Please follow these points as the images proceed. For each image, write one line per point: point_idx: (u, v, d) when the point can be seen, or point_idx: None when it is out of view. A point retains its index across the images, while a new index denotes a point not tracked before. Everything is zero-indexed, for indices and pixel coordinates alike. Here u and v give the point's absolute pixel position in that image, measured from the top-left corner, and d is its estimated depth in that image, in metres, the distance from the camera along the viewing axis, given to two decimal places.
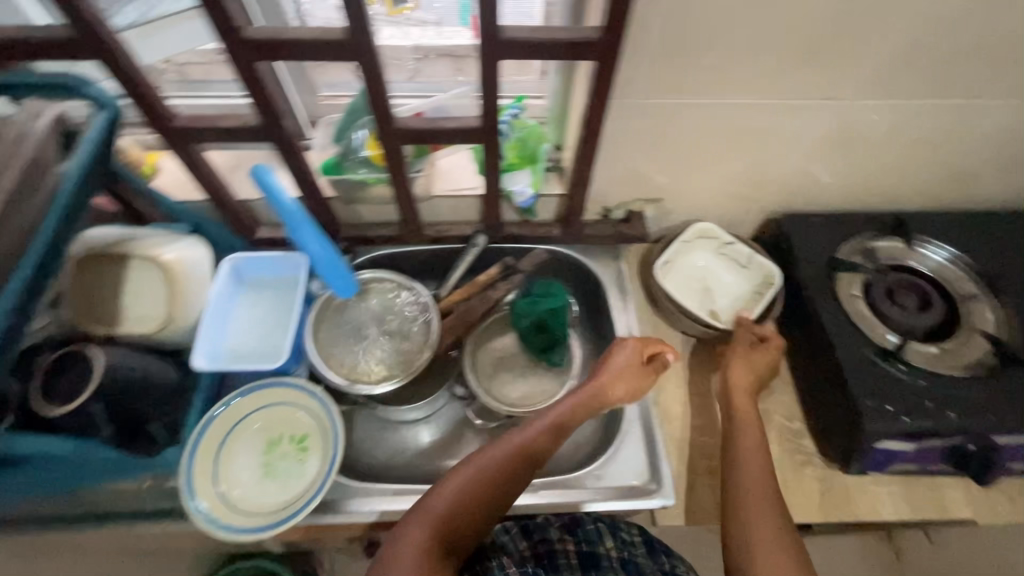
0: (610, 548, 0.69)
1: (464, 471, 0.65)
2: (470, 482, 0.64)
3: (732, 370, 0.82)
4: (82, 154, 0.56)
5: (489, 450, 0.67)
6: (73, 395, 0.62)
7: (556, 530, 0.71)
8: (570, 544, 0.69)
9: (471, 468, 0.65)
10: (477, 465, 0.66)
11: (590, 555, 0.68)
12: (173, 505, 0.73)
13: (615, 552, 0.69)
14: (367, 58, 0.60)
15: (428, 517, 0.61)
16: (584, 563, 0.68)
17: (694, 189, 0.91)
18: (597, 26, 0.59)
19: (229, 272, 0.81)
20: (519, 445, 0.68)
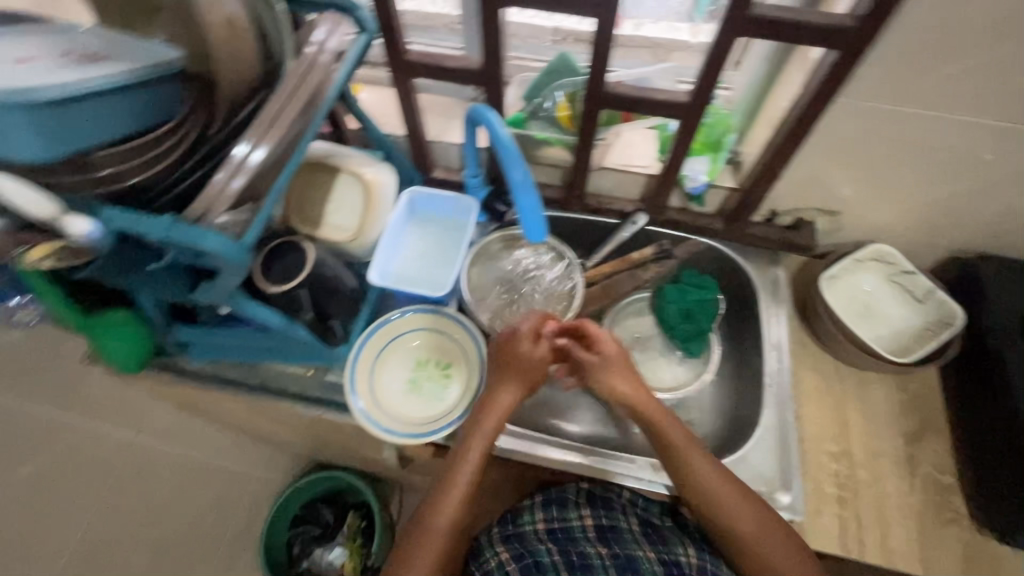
0: (630, 524, 0.78)
1: (450, 493, 0.70)
2: (457, 507, 0.70)
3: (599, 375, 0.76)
4: (344, 70, 0.58)
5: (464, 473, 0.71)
6: (283, 275, 0.69)
7: (575, 507, 0.80)
8: (586, 518, 0.78)
9: (449, 494, 0.70)
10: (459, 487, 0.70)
11: (610, 527, 0.77)
12: (332, 396, 0.82)
13: (637, 525, 0.78)
14: (607, 19, 0.62)
15: (431, 541, 0.68)
16: (602, 534, 0.76)
17: (882, 208, 0.85)
18: (854, 16, 0.57)
19: (408, 203, 0.86)
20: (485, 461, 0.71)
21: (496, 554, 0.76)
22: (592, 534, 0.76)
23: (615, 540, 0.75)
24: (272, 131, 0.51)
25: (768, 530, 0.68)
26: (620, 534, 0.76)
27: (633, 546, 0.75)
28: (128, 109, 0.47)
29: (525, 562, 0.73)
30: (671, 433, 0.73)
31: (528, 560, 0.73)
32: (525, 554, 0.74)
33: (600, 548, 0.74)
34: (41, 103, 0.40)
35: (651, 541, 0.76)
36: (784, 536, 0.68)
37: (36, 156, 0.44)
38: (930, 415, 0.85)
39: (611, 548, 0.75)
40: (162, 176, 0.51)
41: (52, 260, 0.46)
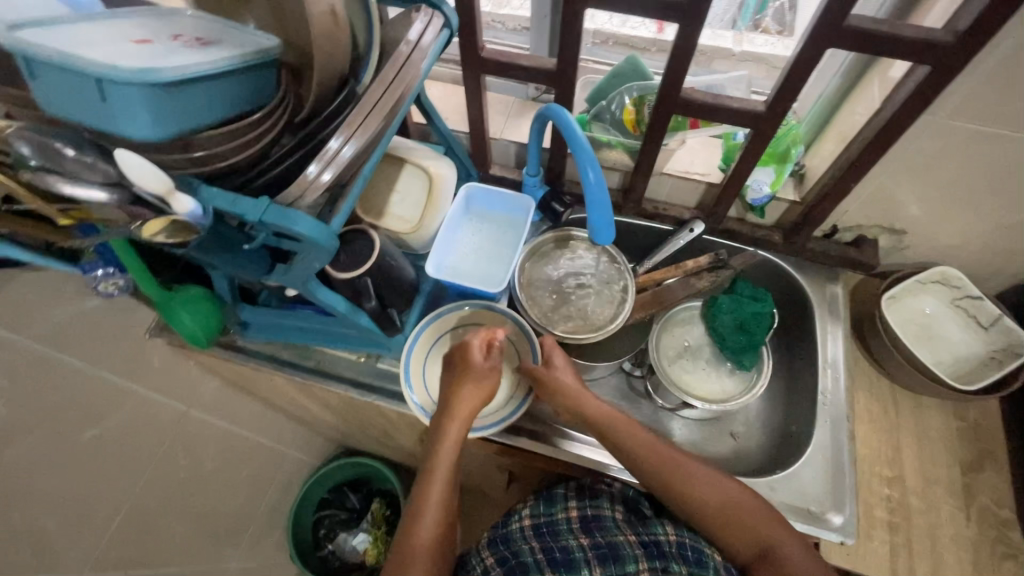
0: (614, 510, 0.78)
1: (427, 498, 0.69)
2: (437, 512, 0.68)
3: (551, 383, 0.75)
4: (426, 63, 0.59)
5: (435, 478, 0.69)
6: (350, 264, 0.70)
7: (563, 501, 0.81)
8: (570, 510, 0.79)
9: (425, 499, 0.69)
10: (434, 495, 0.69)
11: (595, 516, 0.77)
12: (385, 384, 0.84)
13: (620, 512, 0.78)
14: (691, 24, 0.62)
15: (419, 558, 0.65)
16: (585, 524, 0.77)
17: (950, 230, 0.83)
18: (950, 32, 0.56)
19: (466, 198, 0.87)
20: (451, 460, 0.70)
21: (482, 560, 0.77)
22: (575, 527, 0.77)
23: (599, 530, 0.75)
24: (364, 124, 0.52)
25: (735, 493, 0.69)
26: (603, 523, 0.76)
27: (614, 532, 0.75)
28: (231, 93, 0.48)
29: (509, 562, 0.74)
30: (618, 422, 0.74)
31: (509, 561, 0.74)
32: (509, 557, 0.75)
33: (582, 538, 0.75)
34: (160, 84, 0.41)
35: (634, 525, 0.76)
36: (752, 497, 0.69)
37: (144, 136, 0.44)
38: (987, 444, 0.84)
39: (593, 537, 0.75)
40: (251, 160, 0.52)
41: (164, 237, 0.48)
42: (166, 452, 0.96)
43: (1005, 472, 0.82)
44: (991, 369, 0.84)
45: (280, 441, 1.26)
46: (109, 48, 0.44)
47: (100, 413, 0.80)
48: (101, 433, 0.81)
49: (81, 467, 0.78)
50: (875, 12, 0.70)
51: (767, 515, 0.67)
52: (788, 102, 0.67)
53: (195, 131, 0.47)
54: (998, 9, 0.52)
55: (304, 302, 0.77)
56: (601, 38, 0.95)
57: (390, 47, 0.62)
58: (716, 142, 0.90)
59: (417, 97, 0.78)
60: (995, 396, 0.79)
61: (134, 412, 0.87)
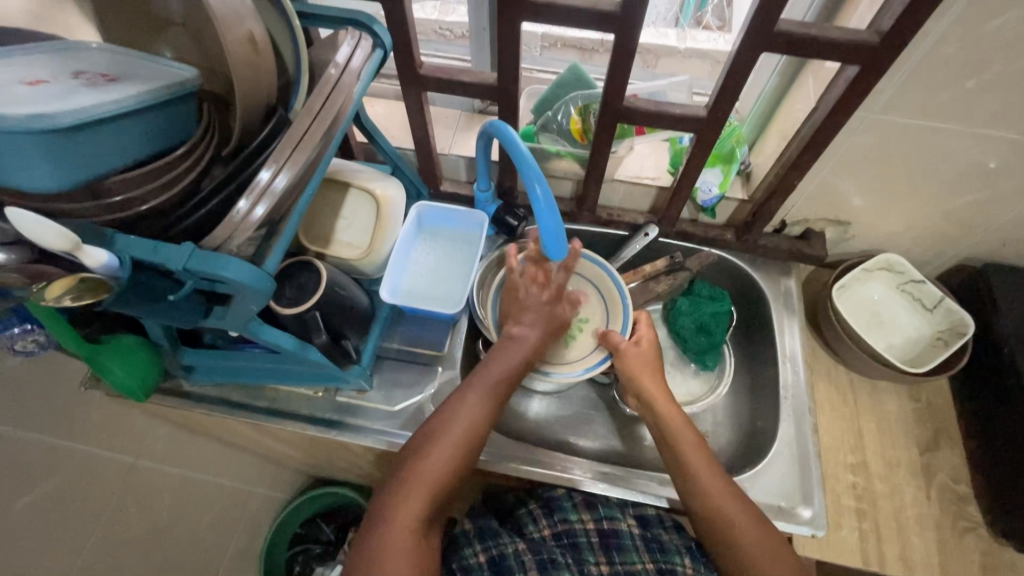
0: (631, 526, 0.79)
1: (422, 472, 0.65)
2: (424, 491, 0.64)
3: (641, 379, 0.77)
4: (359, 85, 0.56)
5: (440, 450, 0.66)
6: (298, 298, 0.68)
7: (576, 511, 0.80)
8: (588, 522, 0.79)
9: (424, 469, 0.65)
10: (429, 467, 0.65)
11: (612, 529, 0.78)
12: (345, 417, 0.80)
13: (637, 529, 0.79)
14: (629, 34, 0.62)
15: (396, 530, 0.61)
16: (605, 540, 0.78)
17: (891, 220, 0.86)
18: (874, 31, 0.58)
19: (415, 217, 0.84)
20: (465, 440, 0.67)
21: (513, 542, 0.77)
22: (595, 542, 0.78)
23: (617, 550, 0.77)
24: (296, 154, 0.49)
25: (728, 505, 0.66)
26: (621, 541, 0.77)
27: (634, 557, 0.76)
28: (144, 133, 0.44)
29: (541, 559, 0.76)
30: (667, 419, 0.74)
31: (542, 556, 0.76)
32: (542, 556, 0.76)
33: (603, 559, 0.76)
34: (56, 129, 0.38)
35: (650, 547, 0.77)
36: (752, 518, 0.65)
37: (46, 186, 0.41)
38: (941, 423, 0.87)
39: (612, 560, 0.76)
40: (175, 201, 0.48)
41: (70, 299, 0.45)
42: (116, 509, 0.89)
43: (959, 448, 0.86)
44: (940, 349, 0.88)
45: (244, 481, 1.20)
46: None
47: (33, 478, 0.74)
48: (37, 500, 0.75)
49: (16, 540, 0.72)
50: (804, 13, 0.72)
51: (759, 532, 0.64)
52: (728, 104, 0.68)
53: (105, 175, 0.43)
54: (917, 9, 0.53)
55: (250, 341, 0.73)
56: (549, 42, 0.95)
57: (321, 69, 0.59)
58: (663, 146, 0.91)
59: (357, 118, 0.75)
60: (945, 375, 0.82)
61: (74, 471, 0.80)
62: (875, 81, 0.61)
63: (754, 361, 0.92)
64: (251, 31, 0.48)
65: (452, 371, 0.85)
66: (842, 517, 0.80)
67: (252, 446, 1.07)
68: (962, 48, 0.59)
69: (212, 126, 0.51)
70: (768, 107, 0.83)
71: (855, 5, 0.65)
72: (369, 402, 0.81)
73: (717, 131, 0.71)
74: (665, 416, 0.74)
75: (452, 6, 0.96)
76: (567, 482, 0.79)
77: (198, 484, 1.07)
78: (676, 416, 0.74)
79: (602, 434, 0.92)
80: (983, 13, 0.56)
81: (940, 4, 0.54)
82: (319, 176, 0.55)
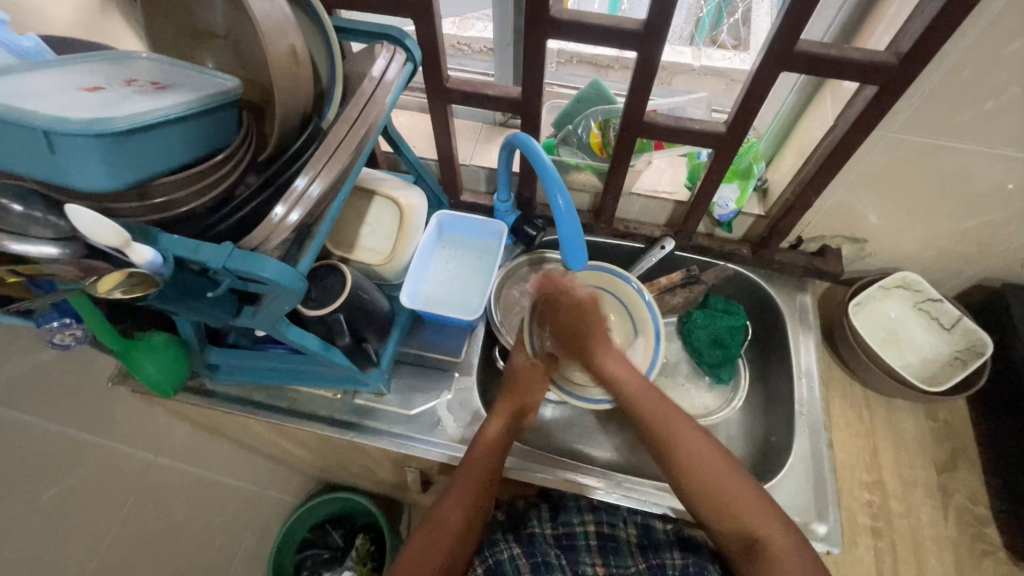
0: (630, 533, 0.80)
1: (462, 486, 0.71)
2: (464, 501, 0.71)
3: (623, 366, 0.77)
4: (390, 98, 0.58)
5: (458, 502, 0.71)
6: (323, 300, 0.70)
7: (579, 513, 0.81)
8: (589, 525, 0.80)
9: (445, 521, 0.71)
10: (449, 517, 0.71)
11: (610, 535, 0.80)
12: (362, 419, 0.82)
13: (635, 536, 0.80)
14: (651, 51, 0.64)
15: (437, 531, 0.70)
16: (603, 544, 0.79)
17: (908, 239, 0.86)
18: (893, 52, 0.59)
19: (436, 226, 0.86)
20: (481, 488, 0.72)
21: (509, 547, 0.77)
22: (593, 545, 0.79)
23: (613, 554, 0.78)
24: (331, 161, 0.52)
25: (708, 463, 0.69)
26: (618, 546, 0.79)
27: (628, 560, 0.77)
28: (191, 138, 0.47)
29: (536, 561, 0.76)
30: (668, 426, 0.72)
31: (536, 559, 0.76)
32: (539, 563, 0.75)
33: (599, 561, 0.77)
34: (112, 133, 0.40)
35: (644, 550, 0.79)
36: (731, 474, 0.68)
37: (99, 186, 0.43)
38: (958, 443, 0.87)
39: (607, 562, 0.77)
40: (214, 203, 0.50)
41: (121, 292, 0.48)
42: (135, 505, 0.91)
43: (978, 470, 0.85)
44: (958, 369, 0.87)
45: (256, 482, 1.21)
46: (58, 99, 0.42)
47: (60, 470, 0.76)
48: (63, 492, 0.76)
49: (43, 530, 0.74)
50: (823, 34, 0.73)
51: (740, 486, 0.67)
52: (746, 121, 0.70)
53: (151, 177, 0.45)
54: (936, 32, 0.55)
55: (275, 341, 0.75)
56: (564, 58, 0.97)
57: (354, 81, 0.62)
58: (681, 161, 0.93)
59: (384, 129, 0.78)
60: (962, 395, 0.82)
61: (97, 465, 0.82)
62: (894, 101, 0.62)
63: (769, 375, 0.92)
64: (293, 44, 0.50)
65: (469, 377, 0.87)
66: (857, 535, 0.79)
67: (268, 447, 1.08)
68: (981, 70, 0.60)
69: (250, 133, 0.53)
70: (785, 123, 0.84)
71: (874, 27, 0.66)
72: (386, 405, 0.83)
73: (736, 147, 0.73)
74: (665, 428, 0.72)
75: (470, 22, 0.99)
76: (572, 487, 0.79)
77: (214, 482, 1.09)
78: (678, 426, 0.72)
79: (616, 444, 0.93)
80: (1002, 37, 0.57)
81: (959, 27, 0.56)
82: (350, 182, 0.57)
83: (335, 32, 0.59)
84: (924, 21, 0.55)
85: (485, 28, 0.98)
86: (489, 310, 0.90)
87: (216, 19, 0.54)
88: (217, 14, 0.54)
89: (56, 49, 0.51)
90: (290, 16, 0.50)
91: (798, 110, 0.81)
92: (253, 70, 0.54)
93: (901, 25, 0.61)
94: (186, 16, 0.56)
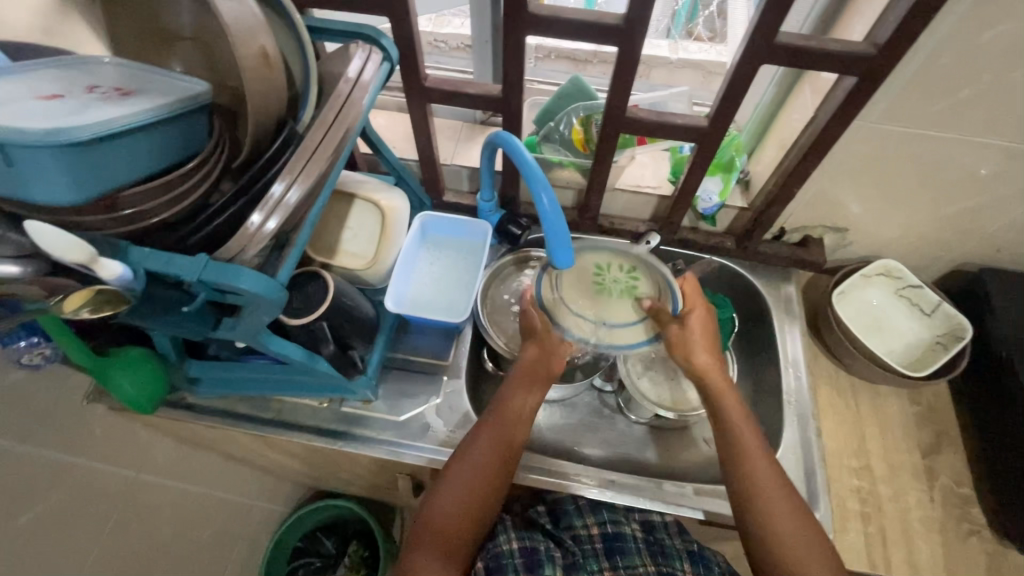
0: (635, 533, 0.78)
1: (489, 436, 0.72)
2: (491, 446, 0.72)
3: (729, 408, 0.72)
4: (367, 99, 0.57)
5: (485, 451, 0.72)
6: (306, 308, 0.68)
7: (581, 515, 0.80)
8: (592, 527, 0.78)
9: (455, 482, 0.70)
10: (463, 477, 0.71)
11: (615, 535, 0.77)
12: (349, 427, 0.80)
13: (639, 533, 0.79)
14: (632, 47, 0.63)
15: (464, 472, 0.71)
16: (608, 545, 0.76)
17: (888, 227, 0.87)
18: (871, 43, 0.60)
19: (419, 228, 0.84)
20: (504, 442, 0.72)
21: (543, 541, 0.75)
22: (598, 548, 0.76)
23: (620, 554, 0.75)
24: (309, 167, 0.50)
25: (766, 463, 0.68)
26: (625, 546, 0.76)
27: (635, 560, 0.75)
28: (158, 146, 0.44)
29: (567, 561, 0.74)
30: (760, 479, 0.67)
31: (570, 559, 0.75)
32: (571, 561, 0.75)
33: (607, 565, 0.74)
34: (72, 144, 0.38)
35: (651, 551, 0.76)
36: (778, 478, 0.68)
37: (64, 200, 0.41)
38: (942, 425, 0.88)
39: (615, 564, 0.74)
40: (185, 213, 0.48)
41: (88, 312, 0.46)
42: (118, 524, 0.88)
43: (962, 452, 0.87)
44: (939, 353, 0.89)
45: (243, 494, 1.19)
46: (13, 108, 0.40)
47: (32, 495, 0.72)
48: (40, 515, 0.74)
49: (20, 557, 0.71)
50: (800, 26, 0.74)
51: (774, 478, 0.68)
52: (728, 113, 0.69)
53: (117, 189, 0.43)
54: (913, 22, 0.55)
55: (256, 352, 0.73)
56: (542, 53, 0.96)
57: (329, 83, 0.60)
58: (664, 155, 0.93)
59: (363, 130, 0.76)
60: (944, 379, 0.84)
61: (73, 486, 0.79)
62: (872, 92, 0.63)
63: (756, 365, 0.93)
64: (264, 46, 0.49)
65: (458, 381, 0.85)
66: (848, 522, 0.80)
67: (255, 458, 1.06)
68: (954, 59, 0.61)
69: (222, 140, 0.51)
70: (766, 115, 0.84)
71: (850, 18, 0.67)
72: (375, 413, 0.81)
73: (718, 140, 0.73)
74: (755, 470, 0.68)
75: (444, 19, 0.98)
76: (562, 486, 0.80)
77: (199, 496, 1.06)
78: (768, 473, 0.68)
79: (609, 442, 0.93)
80: (976, 26, 0.58)
81: (934, 17, 0.56)
82: (330, 186, 0.56)
83: (309, 33, 0.57)
84: (900, 11, 0.56)
85: (461, 25, 0.96)
86: (476, 311, 0.88)
87: (182, 20, 0.52)
88: (184, 16, 0.52)
89: (11, 55, 0.49)
90: (259, 17, 0.48)
91: (777, 102, 0.82)
92: (223, 73, 0.52)
93: (878, 16, 0.61)
94: (151, 17, 0.53)
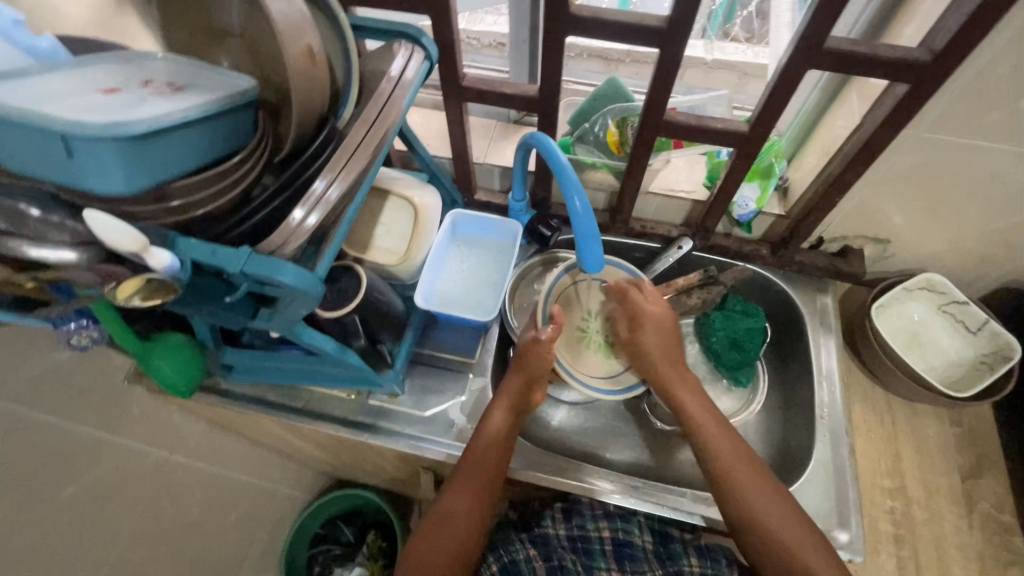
0: (646, 541, 0.79)
1: (489, 439, 0.73)
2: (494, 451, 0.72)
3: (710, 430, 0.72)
4: (408, 97, 0.57)
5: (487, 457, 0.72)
6: (339, 301, 0.69)
7: (593, 517, 0.81)
8: (603, 531, 0.79)
9: (451, 504, 0.69)
10: (469, 484, 0.70)
11: (625, 541, 0.78)
12: (375, 419, 0.81)
13: (651, 543, 0.79)
14: (672, 50, 0.62)
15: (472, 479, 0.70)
16: (617, 549, 0.78)
17: (935, 240, 0.84)
18: (925, 49, 0.58)
19: (450, 226, 0.85)
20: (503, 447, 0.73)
21: (524, 547, 0.78)
22: (608, 550, 0.78)
23: (629, 559, 0.77)
24: (349, 164, 0.51)
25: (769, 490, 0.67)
26: (633, 551, 0.78)
27: (644, 566, 0.76)
28: (207, 139, 0.46)
29: (553, 564, 0.76)
30: (777, 510, 0.66)
31: (552, 562, 0.76)
32: (554, 565, 0.76)
33: (614, 566, 0.77)
34: (130, 137, 0.39)
35: (660, 556, 0.78)
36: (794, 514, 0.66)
37: (116, 190, 0.42)
38: (984, 449, 0.85)
39: (623, 567, 0.77)
40: (230, 206, 0.50)
41: (138, 300, 0.48)
42: (150, 503, 0.91)
43: (1007, 476, 0.83)
44: (984, 373, 0.85)
45: (269, 479, 1.21)
46: (73, 101, 0.42)
47: (75, 471, 0.75)
48: (81, 490, 0.77)
49: (63, 532, 0.74)
50: (849, 30, 0.71)
51: (786, 511, 0.66)
52: (769, 119, 0.68)
53: (169, 181, 0.45)
54: (972, 29, 0.53)
55: (290, 342, 0.75)
56: (576, 52, 0.96)
57: (369, 79, 0.61)
58: (699, 160, 0.91)
59: (399, 128, 0.76)
60: (988, 401, 0.80)
61: (111, 466, 0.82)
62: (924, 100, 0.61)
63: (788, 376, 0.91)
64: (310, 44, 0.49)
65: (484, 378, 0.86)
66: (877, 542, 0.78)
67: (281, 445, 1.08)
68: (1012, 69, 0.58)
69: (267, 134, 0.52)
70: (807, 122, 0.82)
71: (904, 22, 0.64)
72: (400, 406, 0.82)
73: (756, 146, 0.71)
74: (758, 492, 0.67)
75: (481, 16, 0.98)
76: (584, 491, 0.78)
77: (227, 479, 1.09)
78: (774, 500, 0.67)
79: (628, 447, 0.92)
80: None
81: (997, 23, 0.53)
82: (369, 183, 0.57)
83: (352, 30, 0.58)
84: (959, 17, 0.53)
85: (497, 22, 0.96)
86: (503, 310, 0.89)
87: (230, 18, 0.53)
88: (233, 13, 0.53)
89: (70, 49, 0.51)
90: (307, 16, 0.49)
91: (821, 108, 0.79)
92: (269, 69, 0.53)
93: (934, 22, 0.58)
94: (201, 15, 0.55)
